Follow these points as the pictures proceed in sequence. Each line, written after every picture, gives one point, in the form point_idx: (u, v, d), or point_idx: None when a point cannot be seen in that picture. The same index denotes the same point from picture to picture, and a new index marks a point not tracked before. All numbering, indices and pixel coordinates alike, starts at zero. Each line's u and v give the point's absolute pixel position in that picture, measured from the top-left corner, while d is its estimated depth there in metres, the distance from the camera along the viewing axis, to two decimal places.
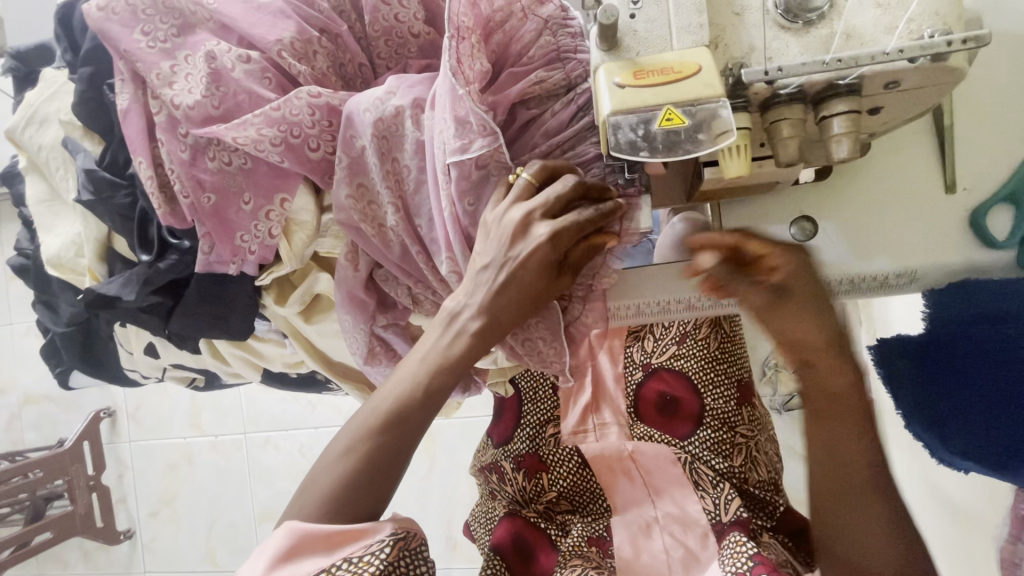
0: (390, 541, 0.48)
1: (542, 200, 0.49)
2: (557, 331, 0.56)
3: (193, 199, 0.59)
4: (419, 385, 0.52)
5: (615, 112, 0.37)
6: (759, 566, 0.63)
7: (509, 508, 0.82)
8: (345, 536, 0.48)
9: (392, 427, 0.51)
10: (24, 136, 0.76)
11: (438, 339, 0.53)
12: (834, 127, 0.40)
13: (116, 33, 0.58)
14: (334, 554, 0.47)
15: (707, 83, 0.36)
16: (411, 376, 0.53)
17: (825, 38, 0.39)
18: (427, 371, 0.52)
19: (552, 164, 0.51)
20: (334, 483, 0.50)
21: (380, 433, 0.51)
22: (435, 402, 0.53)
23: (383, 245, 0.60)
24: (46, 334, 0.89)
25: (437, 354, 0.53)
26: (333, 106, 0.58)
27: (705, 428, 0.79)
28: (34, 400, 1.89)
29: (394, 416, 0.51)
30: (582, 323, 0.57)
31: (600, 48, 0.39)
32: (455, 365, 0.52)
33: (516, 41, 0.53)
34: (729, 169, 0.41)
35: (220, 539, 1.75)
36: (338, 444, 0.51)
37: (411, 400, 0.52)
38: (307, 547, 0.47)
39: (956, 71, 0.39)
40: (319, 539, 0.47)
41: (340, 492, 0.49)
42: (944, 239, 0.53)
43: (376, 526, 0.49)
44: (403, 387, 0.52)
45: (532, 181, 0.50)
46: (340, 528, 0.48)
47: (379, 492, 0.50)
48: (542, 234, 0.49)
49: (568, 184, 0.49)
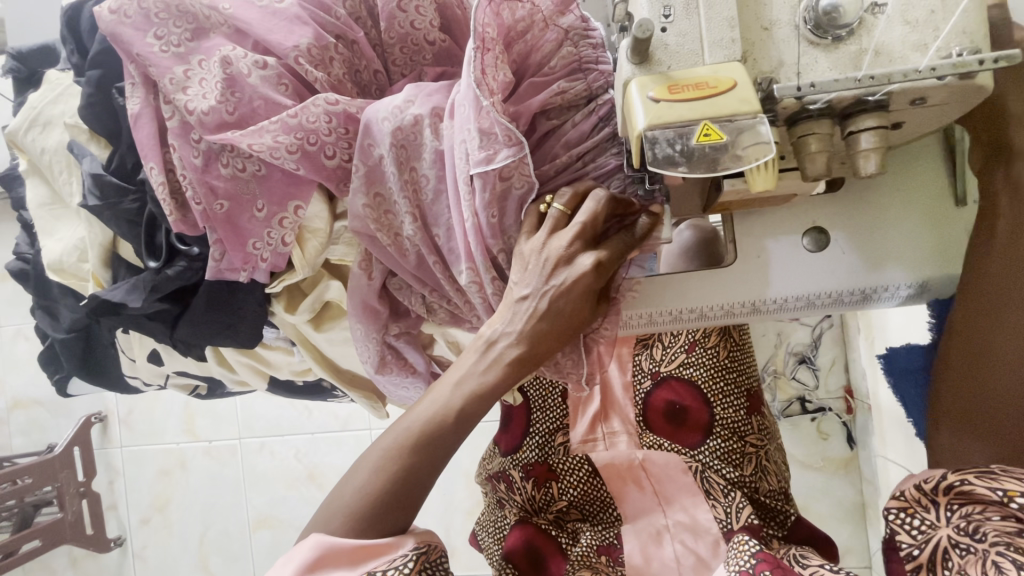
0: (413, 556, 0.47)
1: (577, 225, 0.49)
2: (577, 347, 0.57)
3: (205, 206, 0.58)
4: (454, 407, 0.51)
5: (651, 126, 0.36)
6: (761, 564, 0.58)
7: (520, 516, 0.81)
8: (371, 550, 0.47)
9: (421, 447, 0.50)
10: (27, 137, 0.74)
11: (475, 363, 0.52)
12: (862, 142, 0.41)
13: (129, 37, 0.57)
14: (358, 569, 0.47)
15: (743, 98, 0.36)
16: (444, 399, 0.51)
17: (854, 55, 0.39)
18: (460, 396, 0.51)
19: (580, 187, 0.51)
20: (363, 500, 0.49)
21: (412, 453, 0.50)
22: (464, 428, 0.51)
23: (399, 254, 0.59)
24: (44, 339, 0.87)
25: (473, 381, 0.51)
26: (350, 113, 0.57)
27: (715, 437, 0.81)
28: (23, 405, 1.86)
29: (425, 437, 0.50)
30: (601, 334, 0.57)
31: (631, 62, 0.39)
32: (491, 391, 0.51)
33: (537, 51, 0.53)
34: (756, 184, 0.40)
35: (214, 545, 1.73)
36: (369, 460, 0.50)
37: (442, 422, 0.50)
38: (332, 561, 0.46)
39: (982, 89, 0.39)
40: (342, 553, 0.47)
41: (368, 509, 0.49)
42: (931, 242, 0.55)
43: (399, 540, 0.48)
44: (438, 409, 0.51)
45: (565, 211, 0.50)
46: (365, 543, 0.47)
47: (407, 510, 0.49)
48: (563, 241, 0.49)
49: (598, 199, 0.49)
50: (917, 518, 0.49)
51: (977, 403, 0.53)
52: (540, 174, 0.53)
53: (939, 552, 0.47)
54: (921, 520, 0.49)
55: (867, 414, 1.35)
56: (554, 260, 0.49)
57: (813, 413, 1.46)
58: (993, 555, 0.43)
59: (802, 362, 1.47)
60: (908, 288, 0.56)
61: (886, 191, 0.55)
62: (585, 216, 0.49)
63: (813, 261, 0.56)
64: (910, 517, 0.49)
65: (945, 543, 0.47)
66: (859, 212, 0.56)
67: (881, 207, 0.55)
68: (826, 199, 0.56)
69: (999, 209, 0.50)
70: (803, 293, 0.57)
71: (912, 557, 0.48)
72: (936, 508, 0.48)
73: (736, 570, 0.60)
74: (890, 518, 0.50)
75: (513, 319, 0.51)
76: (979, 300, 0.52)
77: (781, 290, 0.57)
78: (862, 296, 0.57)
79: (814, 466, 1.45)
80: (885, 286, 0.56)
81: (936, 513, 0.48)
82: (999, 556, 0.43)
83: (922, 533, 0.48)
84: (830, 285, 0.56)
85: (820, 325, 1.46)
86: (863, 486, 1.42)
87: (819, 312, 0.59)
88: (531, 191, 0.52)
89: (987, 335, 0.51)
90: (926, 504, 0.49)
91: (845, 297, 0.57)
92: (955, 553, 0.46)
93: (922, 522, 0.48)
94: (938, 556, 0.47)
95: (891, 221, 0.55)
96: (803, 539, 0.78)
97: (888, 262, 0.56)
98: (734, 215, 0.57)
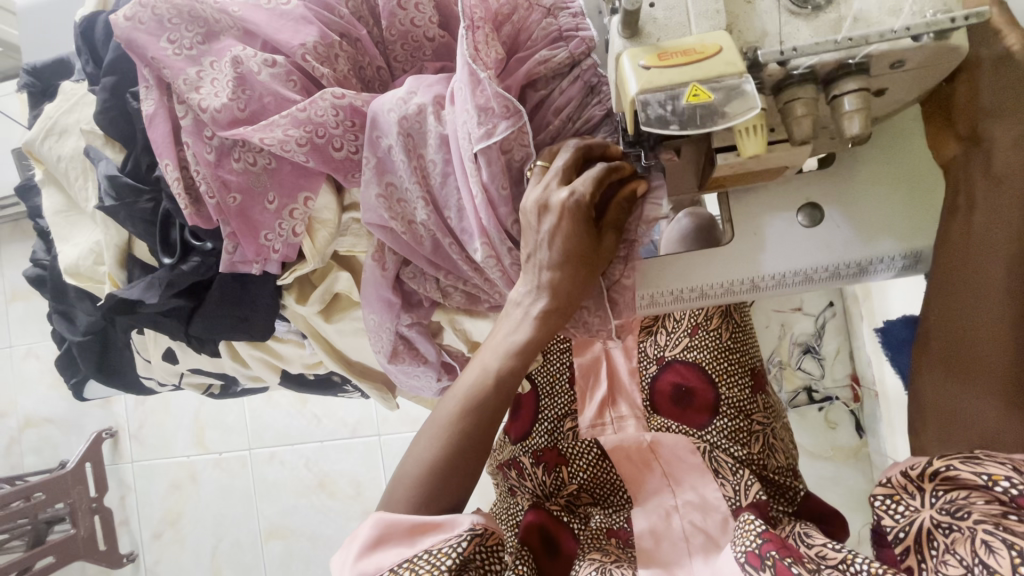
0: (467, 536, 0.49)
1: (558, 167, 0.51)
2: (602, 302, 0.62)
3: (220, 200, 0.61)
4: (492, 373, 0.55)
5: (643, 91, 0.38)
6: (767, 543, 0.57)
7: (532, 502, 0.81)
8: (426, 528, 0.51)
9: (467, 414, 0.54)
10: (43, 147, 0.77)
11: (506, 327, 0.56)
12: (846, 105, 0.42)
13: (143, 41, 0.60)
14: (416, 545, 0.50)
15: (729, 61, 0.38)
16: (483, 363, 0.56)
17: (834, 21, 0.41)
18: (496, 360, 0.56)
19: (557, 146, 0.53)
20: (424, 468, 0.54)
21: (460, 420, 0.54)
22: (504, 393, 0.55)
23: (413, 240, 0.62)
24: (62, 344, 0.89)
25: (504, 344, 0.55)
26: (356, 106, 0.59)
27: (722, 417, 0.82)
28: (35, 423, 1.88)
29: (469, 404, 0.55)
30: (623, 286, 0.60)
31: (623, 36, 0.41)
32: (522, 351, 0.55)
33: (525, 31, 0.55)
34: (747, 148, 0.43)
35: (227, 558, 1.73)
36: (426, 432, 0.56)
37: (483, 389, 0.55)
38: (392, 536, 0.51)
39: (957, 50, 0.41)
40: (402, 530, 0.51)
41: (428, 475, 0.53)
42: (919, 213, 0.57)
43: (455, 520, 0.51)
44: (477, 375, 0.56)
45: (546, 165, 0.52)
46: (420, 521, 0.51)
47: (461, 483, 0.54)
48: (561, 197, 0.50)
49: (571, 146, 0.52)
50: (902, 504, 0.50)
51: (969, 365, 0.53)
52: (535, 144, 0.56)
53: (925, 533, 0.48)
54: (905, 506, 0.50)
55: (874, 401, 1.36)
56: (555, 211, 0.50)
57: (820, 403, 1.46)
58: (981, 533, 0.44)
59: (807, 352, 1.48)
60: (903, 259, 0.58)
61: (872, 166, 0.57)
62: (563, 159, 0.51)
63: (805, 236, 0.58)
64: (895, 503, 0.50)
65: (929, 525, 0.48)
66: (849, 188, 0.58)
67: (866, 182, 0.57)
68: (817, 176, 0.58)
69: (975, 176, 0.52)
70: (799, 268, 0.58)
71: (899, 540, 0.49)
72: (922, 494, 0.49)
73: (742, 551, 0.58)
74: (876, 503, 0.51)
75: (528, 281, 0.54)
76: (960, 271, 0.53)
77: (778, 266, 0.58)
78: (858, 269, 0.58)
79: (824, 455, 1.45)
80: (882, 256, 0.57)
81: (921, 498, 0.49)
82: (988, 534, 0.43)
83: (905, 517, 0.49)
84: (829, 259, 0.58)
85: (823, 314, 1.47)
86: (873, 475, 1.42)
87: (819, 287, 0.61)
88: (530, 160, 0.55)
89: (971, 300, 0.53)
90: (912, 491, 0.50)
91: (843, 270, 0.58)
92: (940, 532, 0.47)
93: (907, 508, 0.49)
94: (923, 539, 0.48)
95: (880, 196, 0.57)
96: (814, 515, 0.78)
97: (881, 234, 0.57)
98: (731, 195, 0.59)
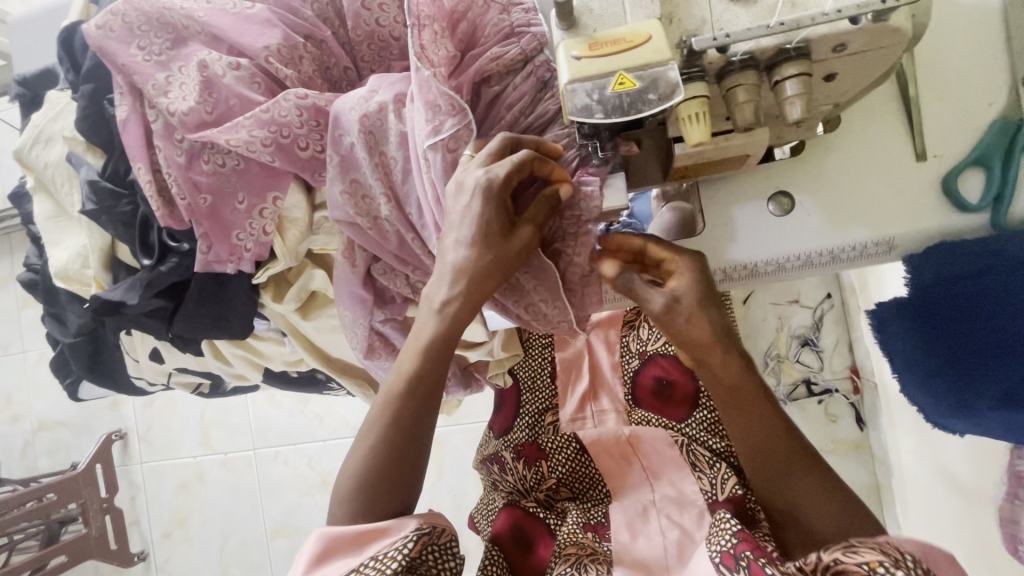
0: (414, 537, 0.51)
1: (487, 152, 0.51)
2: (556, 290, 0.60)
3: (191, 201, 0.62)
4: (408, 373, 0.56)
5: (572, 80, 0.39)
6: (742, 543, 0.56)
7: (509, 499, 0.83)
8: (369, 537, 0.52)
9: (393, 421, 0.55)
10: (30, 154, 0.79)
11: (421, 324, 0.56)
12: (788, 89, 0.42)
13: (114, 49, 0.62)
14: (363, 554, 0.51)
15: (656, 49, 0.38)
16: (399, 364, 0.57)
17: (770, 7, 0.41)
18: (410, 359, 0.56)
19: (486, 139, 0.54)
20: (357, 479, 0.54)
21: (384, 425, 0.55)
22: (423, 391, 0.55)
23: (379, 236, 0.63)
24: (57, 346, 0.92)
25: (416, 341, 0.56)
26: (319, 106, 0.60)
27: (701, 408, 0.81)
28: (49, 426, 1.93)
29: (392, 409, 0.55)
30: (574, 263, 0.59)
31: (560, 28, 0.42)
32: (440, 350, 0.56)
33: (479, 29, 0.56)
34: (692, 136, 0.43)
35: (233, 556, 1.76)
36: (357, 444, 0.56)
37: (403, 391, 0.55)
38: (337, 548, 0.52)
39: (900, 32, 0.40)
40: (347, 541, 0.52)
41: (365, 486, 0.54)
42: (905, 197, 0.54)
43: (398, 525, 0.53)
44: (394, 376, 0.56)
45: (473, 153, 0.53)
46: (363, 529, 0.53)
47: (399, 490, 0.55)
48: (476, 176, 0.50)
49: (499, 138, 0.52)
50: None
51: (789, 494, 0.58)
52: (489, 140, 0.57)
53: None
54: None
55: (874, 393, 1.33)
56: (469, 191, 0.50)
57: (820, 395, 1.44)
58: None
59: (805, 344, 1.46)
60: (874, 247, 0.55)
61: (848, 145, 0.55)
62: (491, 148, 0.51)
63: (777, 227, 0.56)
64: None
65: None
66: (824, 174, 0.55)
67: (831, 173, 0.55)
68: (788, 163, 0.56)
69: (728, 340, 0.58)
70: (773, 256, 0.56)
71: None
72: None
73: (718, 551, 0.58)
74: None
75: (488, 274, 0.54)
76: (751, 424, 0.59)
77: (750, 255, 0.57)
78: (831, 257, 0.56)
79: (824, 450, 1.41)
80: (852, 246, 0.55)
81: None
82: None
83: None
84: (801, 247, 0.56)
85: (820, 307, 1.45)
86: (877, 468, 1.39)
87: (795, 274, 0.59)
88: None
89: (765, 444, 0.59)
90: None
91: (814, 258, 0.56)
92: None
93: None
94: None
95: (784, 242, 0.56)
96: None
97: (854, 219, 0.55)
98: (700, 183, 0.58)
